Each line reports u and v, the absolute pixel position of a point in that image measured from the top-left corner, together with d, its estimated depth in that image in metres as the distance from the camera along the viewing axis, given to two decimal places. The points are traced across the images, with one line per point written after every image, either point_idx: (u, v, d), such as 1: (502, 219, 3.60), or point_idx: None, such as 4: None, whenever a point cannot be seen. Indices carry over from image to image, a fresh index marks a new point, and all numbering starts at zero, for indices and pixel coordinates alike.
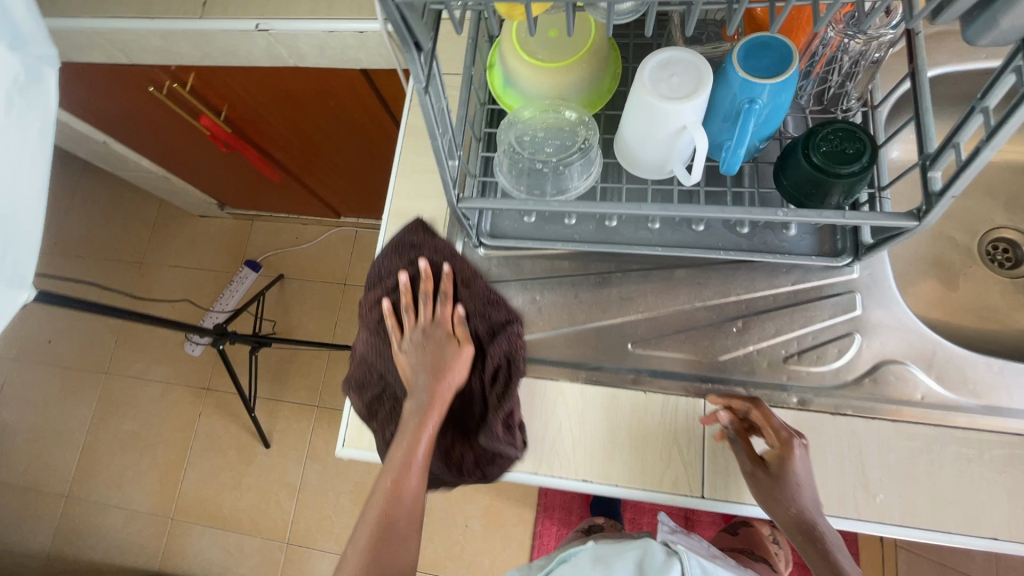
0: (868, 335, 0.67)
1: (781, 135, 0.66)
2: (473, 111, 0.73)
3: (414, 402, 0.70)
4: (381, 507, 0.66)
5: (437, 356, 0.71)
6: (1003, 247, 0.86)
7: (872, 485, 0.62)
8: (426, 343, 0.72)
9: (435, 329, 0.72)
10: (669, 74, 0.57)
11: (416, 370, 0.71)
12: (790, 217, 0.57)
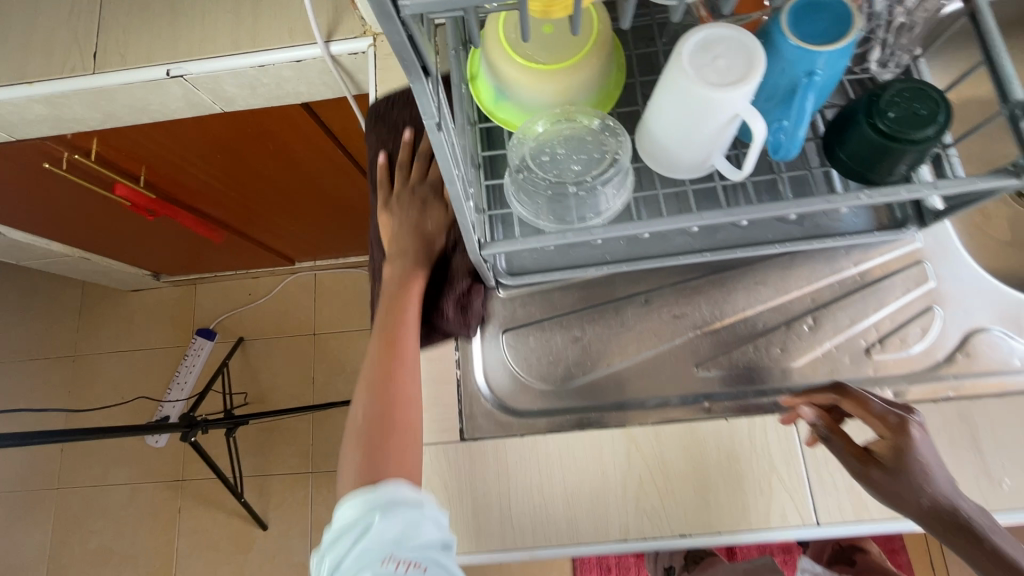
0: (947, 306, 0.61)
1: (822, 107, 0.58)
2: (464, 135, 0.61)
3: (395, 284, 0.60)
4: (364, 398, 0.56)
5: (422, 220, 0.63)
6: None
7: (997, 471, 0.56)
8: (417, 201, 0.63)
9: (420, 186, 0.64)
10: (711, 56, 0.47)
11: (402, 249, 0.62)
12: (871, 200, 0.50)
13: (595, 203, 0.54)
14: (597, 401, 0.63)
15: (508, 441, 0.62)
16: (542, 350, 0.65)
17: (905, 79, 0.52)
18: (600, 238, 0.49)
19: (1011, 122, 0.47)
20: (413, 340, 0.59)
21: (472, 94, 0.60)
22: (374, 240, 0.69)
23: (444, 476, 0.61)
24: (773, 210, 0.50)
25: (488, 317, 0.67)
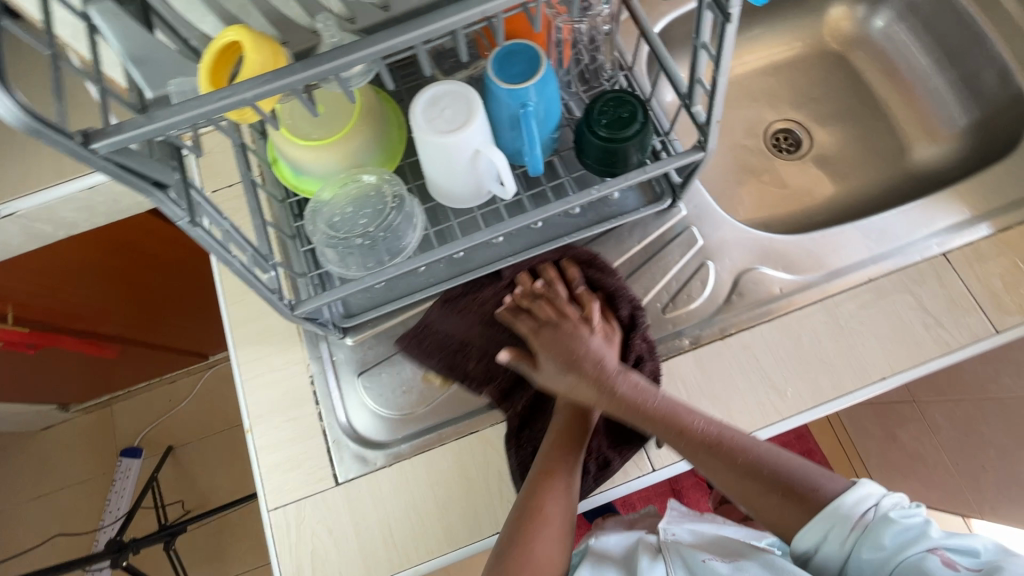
0: (717, 258, 0.73)
1: (568, 121, 0.69)
2: (276, 211, 0.68)
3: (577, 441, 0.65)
4: (540, 513, 0.60)
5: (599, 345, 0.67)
6: (784, 135, 0.96)
7: (779, 382, 0.67)
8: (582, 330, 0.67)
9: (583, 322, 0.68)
10: (439, 109, 0.57)
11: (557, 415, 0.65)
12: (603, 192, 0.62)
13: (391, 245, 0.63)
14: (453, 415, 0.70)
15: (380, 471, 0.67)
16: (395, 383, 0.72)
17: (611, 90, 0.64)
18: (395, 276, 0.58)
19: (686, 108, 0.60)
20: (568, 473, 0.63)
21: (275, 174, 0.67)
22: (472, 305, 0.72)
23: (328, 521, 0.66)
24: (533, 218, 0.61)
25: (344, 366, 0.73)
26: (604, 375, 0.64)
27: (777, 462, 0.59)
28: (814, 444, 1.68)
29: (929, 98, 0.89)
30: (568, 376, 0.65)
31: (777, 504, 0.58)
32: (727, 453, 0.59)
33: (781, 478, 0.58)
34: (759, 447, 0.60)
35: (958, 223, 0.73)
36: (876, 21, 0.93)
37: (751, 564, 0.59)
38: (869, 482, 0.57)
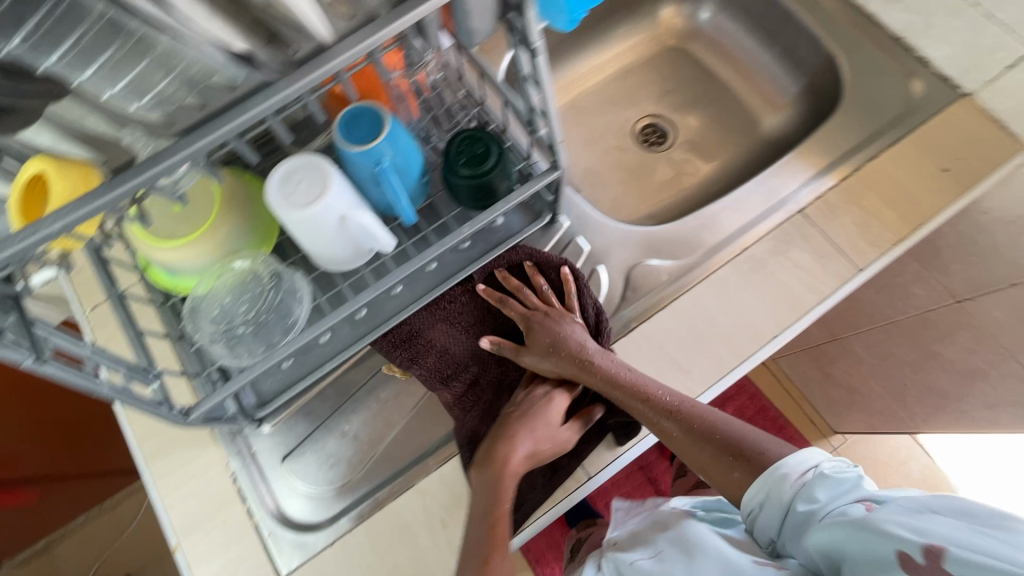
0: (606, 261, 0.77)
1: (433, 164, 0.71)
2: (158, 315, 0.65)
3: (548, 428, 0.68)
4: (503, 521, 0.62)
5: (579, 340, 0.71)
6: (650, 129, 1.02)
7: (684, 364, 0.71)
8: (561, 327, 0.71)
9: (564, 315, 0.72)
10: (295, 183, 0.57)
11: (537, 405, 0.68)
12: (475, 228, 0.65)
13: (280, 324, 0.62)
14: (386, 475, 0.69)
15: (323, 553, 0.66)
16: (322, 458, 0.71)
17: (463, 129, 0.67)
18: (285, 355, 0.57)
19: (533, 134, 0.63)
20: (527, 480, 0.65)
21: (152, 279, 0.65)
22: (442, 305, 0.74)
23: None
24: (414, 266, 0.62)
25: (266, 455, 0.71)
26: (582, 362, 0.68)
27: (734, 431, 0.65)
28: (767, 399, 1.76)
29: (763, 72, 0.98)
30: (552, 359, 0.69)
31: (727, 470, 0.63)
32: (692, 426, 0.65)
33: (736, 442, 0.63)
34: (722, 421, 0.65)
35: (808, 180, 0.80)
36: (703, 13, 1.01)
37: (669, 551, 0.68)
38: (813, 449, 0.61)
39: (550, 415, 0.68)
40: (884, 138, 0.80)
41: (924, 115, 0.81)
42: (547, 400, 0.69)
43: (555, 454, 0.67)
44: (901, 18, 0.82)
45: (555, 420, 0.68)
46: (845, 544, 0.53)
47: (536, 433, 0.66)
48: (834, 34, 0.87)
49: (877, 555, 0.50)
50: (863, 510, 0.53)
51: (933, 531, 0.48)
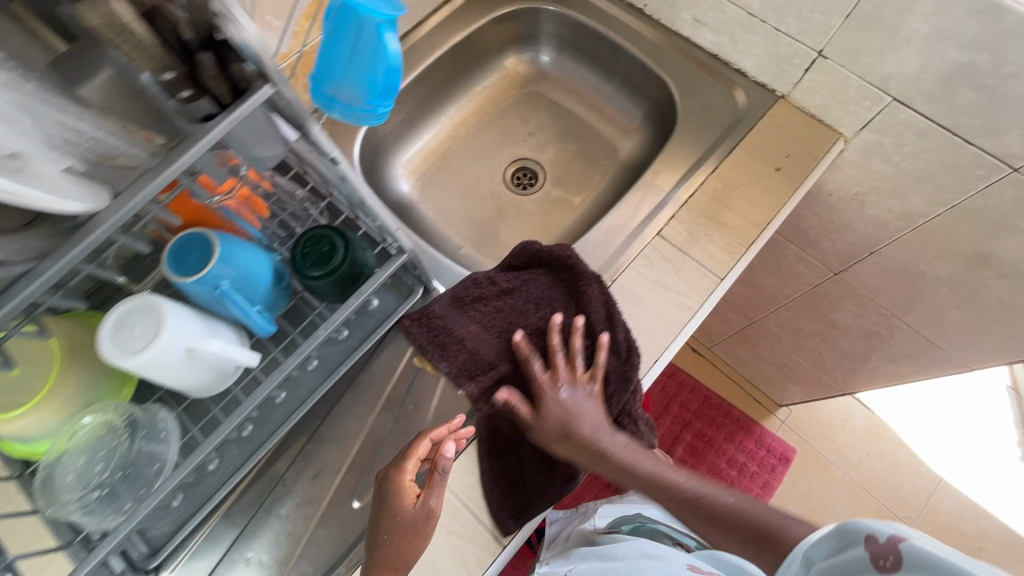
0: None
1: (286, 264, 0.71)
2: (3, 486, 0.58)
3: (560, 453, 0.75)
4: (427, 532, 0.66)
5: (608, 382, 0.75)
6: (520, 173, 1.05)
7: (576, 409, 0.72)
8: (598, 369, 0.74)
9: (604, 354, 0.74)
10: (128, 328, 0.55)
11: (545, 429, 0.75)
12: (333, 327, 0.64)
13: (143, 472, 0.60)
14: None
15: None
16: None
17: (307, 230, 0.67)
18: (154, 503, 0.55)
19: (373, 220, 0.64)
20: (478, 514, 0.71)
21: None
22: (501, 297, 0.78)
23: None
24: (276, 378, 0.61)
25: None
26: (614, 408, 0.74)
27: (755, 513, 0.58)
28: (709, 389, 1.81)
29: (611, 103, 1.03)
30: (591, 398, 0.73)
31: (713, 534, 0.61)
32: (692, 503, 0.64)
33: (758, 529, 0.56)
34: (739, 505, 0.60)
35: (661, 202, 0.84)
36: (545, 57, 1.06)
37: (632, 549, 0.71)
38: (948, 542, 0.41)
39: (399, 506, 0.64)
40: (721, 149, 0.86)
41: (750, 123, 0.87)
42: (389, 488, 0.65)
43: (433, 527, 0.66)
44: (711, 39, 0.89)
45: (405, 507, 0.64)
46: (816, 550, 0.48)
47: (395, 531, 0.64)
48: (659, 62, 0.93)
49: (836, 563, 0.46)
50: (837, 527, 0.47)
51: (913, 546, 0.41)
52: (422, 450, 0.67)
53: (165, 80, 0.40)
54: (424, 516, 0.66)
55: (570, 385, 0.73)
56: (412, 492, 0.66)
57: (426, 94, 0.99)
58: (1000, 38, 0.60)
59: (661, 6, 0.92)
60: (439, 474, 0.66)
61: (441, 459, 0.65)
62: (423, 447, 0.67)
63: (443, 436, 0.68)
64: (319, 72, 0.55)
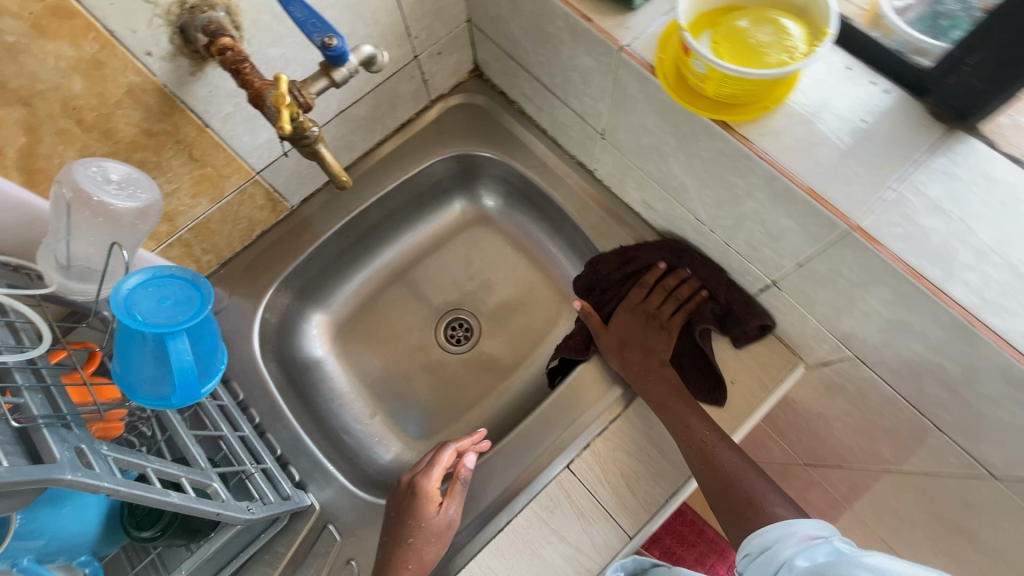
0: (361, 554, 0.69)
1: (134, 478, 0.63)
2: None
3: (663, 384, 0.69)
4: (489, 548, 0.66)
5: (651, 323, 0.74)
6: (454, 326, 0.94)
7: None
8: (652, 288, 0.75)
9: (649, 279, 0.75)
10: None
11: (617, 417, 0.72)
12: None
13: None
14: None
15: None
16: None
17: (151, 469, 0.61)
18: None
19: (202, 483, 0.55)
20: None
21: None
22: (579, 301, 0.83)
23: None
24: None
25: None
26: (681, 280, 0.74)
27: (743, 479, 0.61)
28: (687, 507, 1.66)
29: (557, 261, 0.93)
30: (653, 292, 0.75)
31: (747, 473, 0.62)
32: (700, 454, 0.63)
33: (728, 486, 0.61)
34: (742, 467, 0.62)
35: (579, 420, 0.73)
36: (490, 201, 0.96)
37: None
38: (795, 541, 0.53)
39: (422, 514, 0.65)
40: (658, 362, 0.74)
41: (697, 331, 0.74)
42: (415, 494, 0.66)
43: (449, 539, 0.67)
44: (662, 223, 0.77)
45: (429, 515, 0.65)
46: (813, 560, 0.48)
47: (417, 537, 0.64)
48: (606, 237, 0.81)
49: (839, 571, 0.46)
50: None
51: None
52: (446, 460, 0.69)
53: None
54: (445, 525, 0.66)
55: (625, 326, 0.74)
56: (435, 500, 0.66)
57: (351, 243, 0.90)
58: (969, 356, 0.47)
59: (609, 176, 0.80)
60: (460, 483, 0.68)
61: (461, 467, 0.68)
62: (447, 456, 0.69)
63: (467, 446, 0.70)
64: (118, 366, 0.46)
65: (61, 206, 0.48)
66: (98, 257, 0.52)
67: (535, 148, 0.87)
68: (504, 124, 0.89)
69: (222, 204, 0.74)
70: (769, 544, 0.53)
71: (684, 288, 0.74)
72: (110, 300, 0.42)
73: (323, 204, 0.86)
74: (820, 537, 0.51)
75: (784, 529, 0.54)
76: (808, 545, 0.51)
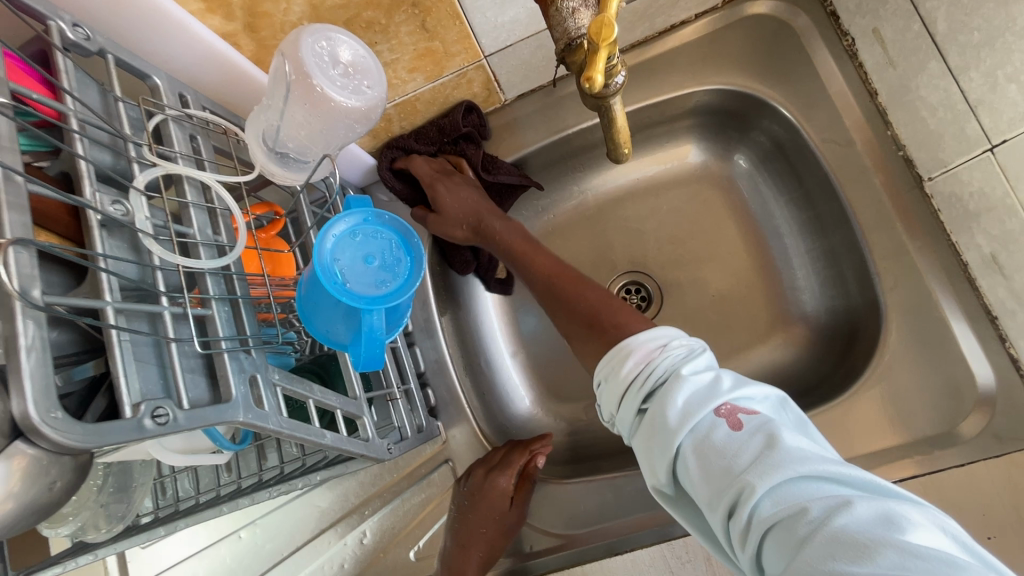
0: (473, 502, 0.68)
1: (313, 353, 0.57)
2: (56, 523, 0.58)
3: (552, 270, 0.58)
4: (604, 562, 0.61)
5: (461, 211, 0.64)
6: (633, 291, 0.77)
7: None
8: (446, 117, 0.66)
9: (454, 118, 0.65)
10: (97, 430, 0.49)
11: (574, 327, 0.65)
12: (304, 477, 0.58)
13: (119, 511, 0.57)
14: None
15: None
16: None
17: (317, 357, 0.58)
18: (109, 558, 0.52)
19: (355, 414, 0.51)
20: None
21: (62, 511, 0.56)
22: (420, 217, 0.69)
23: None
24: (248, 497, 0.57)
25: None
26: (467, 138, 0.67)
27: (596, 301, 0.54)
28: None
29: (790, 266, 0.70)
30: (469, 139, 0.67)
31: (608, 301, 0.54)
32: (565, 295, 0.56)
33: (594, 310, 0.54)
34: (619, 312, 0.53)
35: None
36: (737, 158, 0.73)
37: None
38: (632, 343, 0.48)
39: (495, 510, 0.63)
40: (893, 471, 0.54)
41: (967, 453, 0.53)
42: (488, 490, 0.63)
43: (514, 532, 0.66)
44: (1006, 293, 0.53)
45: (500, 512, 0.63)
46: (677, 404, 0.42)
47: (485, 529, 0.63)
48: (893, 276, 0.58)
49: (719, 434, 0.40)
50: (758, 409, 0.42)
51: (749, 444, 0.39)
52: (520, 461, 0.65)
53: (79, 373, 0.32)
54: (513, 519, 0.66)
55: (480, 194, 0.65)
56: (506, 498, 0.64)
57: (555, 160, 0.74)
58: None
59: (949, 196, 0.56)
60: (529, 483, 0.66)
61: (534, 467, 0.66)
62: (521, 458, 0.66)
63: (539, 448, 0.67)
64: (305, 296, 0.40)
65: (281, 83, 0.40)
66: (309, 147, 0.44)
67: (847, 114, 0.61)
68: (814, 63, 0.62)
69: (437, 85, 0.61)
70: (612, 373, 0.47)
71: (473, 137, 0.67)
72: (313, 249, 0.34)
73: (541, 107, 0.70)
74: (661, 349, 0.46)
75: (621, 351, 0.48)
76: (649, 361, 0.46)
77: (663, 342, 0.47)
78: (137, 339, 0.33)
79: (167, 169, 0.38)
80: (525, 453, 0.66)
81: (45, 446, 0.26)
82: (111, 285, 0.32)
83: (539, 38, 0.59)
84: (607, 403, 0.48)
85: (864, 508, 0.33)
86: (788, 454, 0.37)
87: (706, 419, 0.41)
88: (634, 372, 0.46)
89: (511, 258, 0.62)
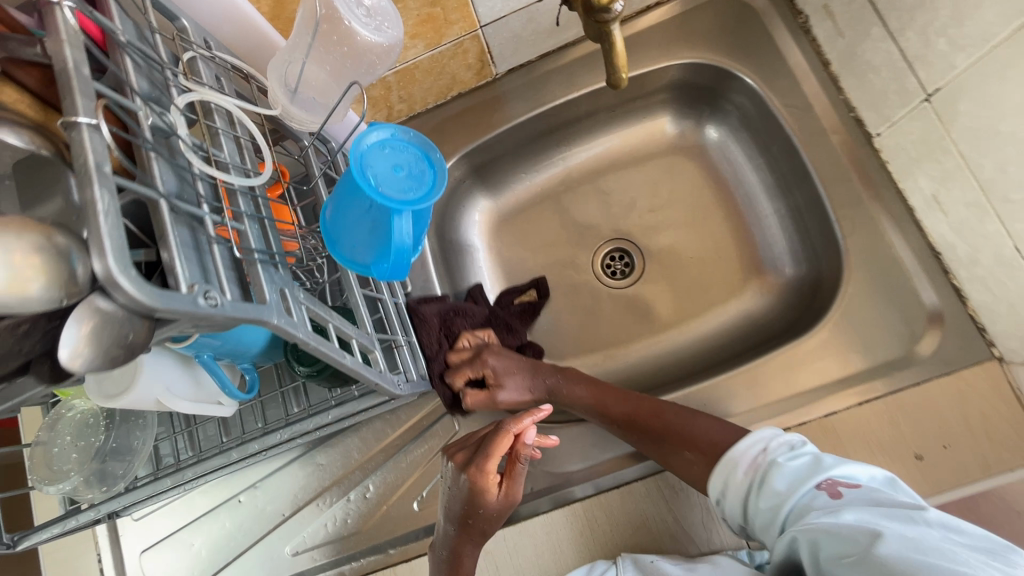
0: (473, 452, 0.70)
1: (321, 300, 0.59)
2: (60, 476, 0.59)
3: (631, 405, 0.63)
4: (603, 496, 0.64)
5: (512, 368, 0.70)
6: (618, 256, 0.82)
7: None
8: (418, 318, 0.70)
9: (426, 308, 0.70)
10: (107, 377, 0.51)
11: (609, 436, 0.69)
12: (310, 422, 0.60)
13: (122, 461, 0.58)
14: None
15: None
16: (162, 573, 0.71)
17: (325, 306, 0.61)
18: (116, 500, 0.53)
19: (367, 347, 0.53)
20: (616, 527, 0.63)
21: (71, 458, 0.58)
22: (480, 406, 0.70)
23: None
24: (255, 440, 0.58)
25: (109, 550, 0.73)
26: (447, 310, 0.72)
27: (685, 425, 0.59)
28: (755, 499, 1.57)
29: (761, 224, 0.77)
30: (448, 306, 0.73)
31: (694, 419, 0.60)
32: (660, 425, 0.61)
33: (682, 435, 0.59)
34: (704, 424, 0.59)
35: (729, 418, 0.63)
36: (708, 129, 0.80)
37: None
38: (731, 453, 0.56)
39: (482, 497, 0.58)
40: (862, 391, 0.60)
41: (924, 372, 0.59)
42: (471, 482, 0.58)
43: (509, 513, 0.61)
44: (946, 230, 0.60)
45: (489, 499, 0.59)
46: (781, 486, 0.51)
47: (474, 515, 0.59)
48: (852, 222, 0.65)
49: (821, 504, 0.48)
50: (858, 482, 0.49)
51: (849, 504, 0.47)
52: (505, 444, 0.58)
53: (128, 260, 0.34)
54: (507, 503, 0.60)
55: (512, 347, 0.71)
56: (494, 484, 0.58)
57: (542, 132, 0.79)
58: None
59: (897, 145, 0.62)
60: (522, 464, 0.59)
61: (524, 448, 0.59)
62: (504, 440, 0.58)
63: (526, 427, 0.59)
64: (332, 216, 0.43)
65: (310, 24, 0.44)
66: (330, 89, 0.47)
67: (804, 82, 0.68)
68: (774, 39, 0.69)
69: (435, 54, 0.66)
70: (727, 485, 0.54)
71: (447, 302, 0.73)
72: (351, 153, 0.38)
73: (529, 80, 0.75)
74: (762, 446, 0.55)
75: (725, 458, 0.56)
76: (751, 461, 0.54)
77: (763, 444, 0.55)
78: (181, 233, 0.36)
79: (201, 94, 0.41)
80: (512, 433, 0.58)
81: (118, 300, 0.28)
82: (161, 173, 0.36)
83: (530, 11, 0.65)
84: (728, 511, 0.55)
85: (947, 542, 0.40)
86: (882, 508, 0.45)
87: (808, 494, 0.49)
88: (746, 480, 0.53)
89: (587, 403, 0.67)
